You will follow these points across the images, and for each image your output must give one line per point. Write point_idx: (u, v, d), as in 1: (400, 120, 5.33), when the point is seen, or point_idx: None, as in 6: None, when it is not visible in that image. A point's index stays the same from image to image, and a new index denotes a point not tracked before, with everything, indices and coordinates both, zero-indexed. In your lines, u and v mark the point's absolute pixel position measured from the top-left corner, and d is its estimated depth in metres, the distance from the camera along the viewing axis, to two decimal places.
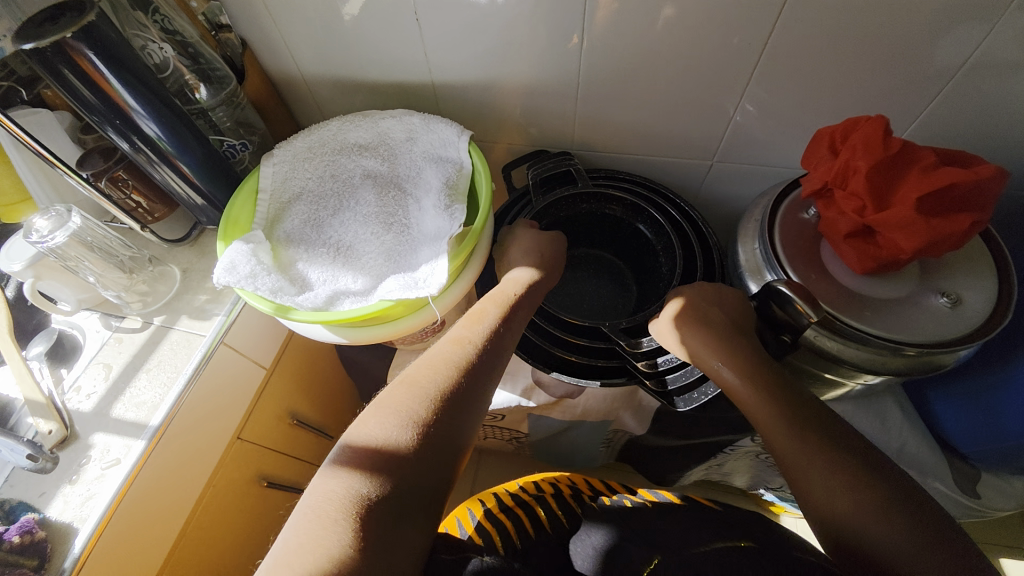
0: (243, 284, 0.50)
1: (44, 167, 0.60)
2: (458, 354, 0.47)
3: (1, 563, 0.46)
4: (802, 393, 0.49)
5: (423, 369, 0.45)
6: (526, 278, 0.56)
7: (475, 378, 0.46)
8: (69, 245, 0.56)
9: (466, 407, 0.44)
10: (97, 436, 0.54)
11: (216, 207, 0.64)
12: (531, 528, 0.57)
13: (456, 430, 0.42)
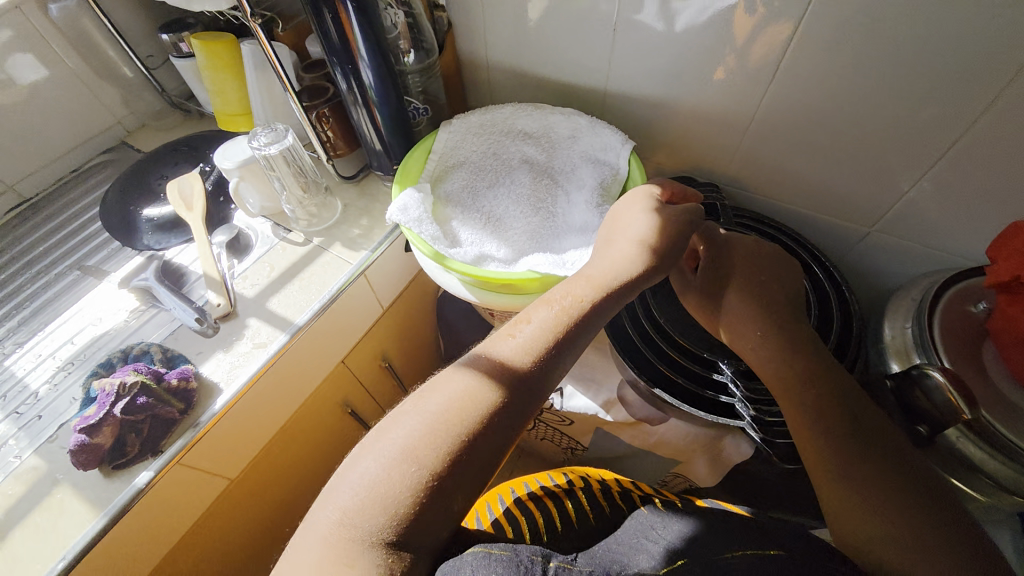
0: (412, 225, 0.56)
1: (269, 84, 0.69)
2: (517, 352, 0.42)
3: (161, 397, 0.54)
4: (857, 412, 0.44)
5: (459, 378, 0.41)
6: (615, 257, 0.49)
7: (539, 377, 0.42)
8: (275, 156, 0.66)
9: (516, 405, 0.40)
10: (251, 320, 0.63)
11: (389, 155, 0.72)
12: (557, 521, 0.57)
13: (510, 414, 0.39)
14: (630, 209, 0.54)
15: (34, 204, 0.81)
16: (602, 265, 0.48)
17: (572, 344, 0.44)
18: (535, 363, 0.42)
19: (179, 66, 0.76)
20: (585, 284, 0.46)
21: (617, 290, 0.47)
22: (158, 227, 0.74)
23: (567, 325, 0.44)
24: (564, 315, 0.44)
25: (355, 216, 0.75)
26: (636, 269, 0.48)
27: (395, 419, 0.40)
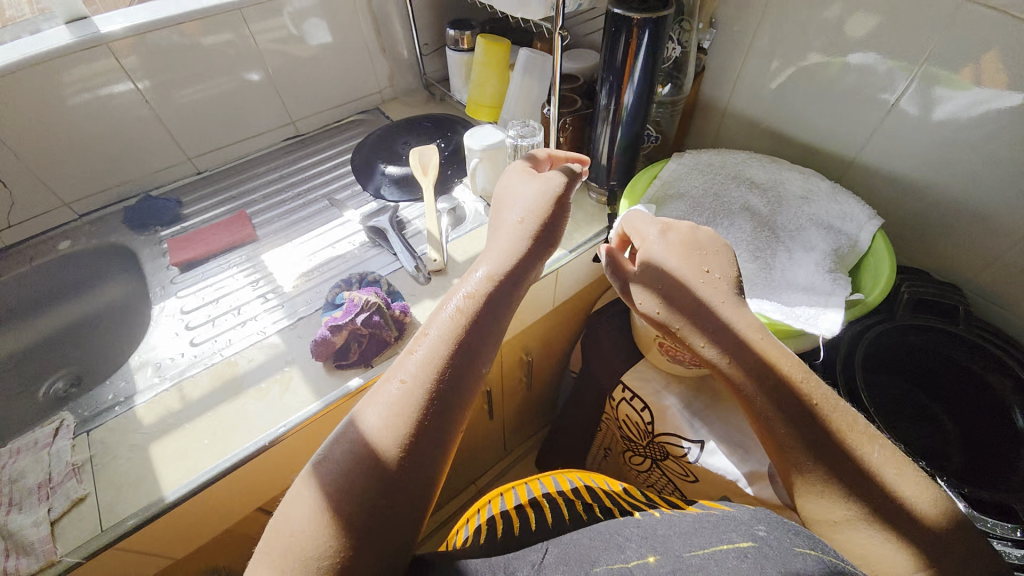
0: None
1: (529, 87, 0.78)
2: (439, 348, 0.44)
3: (387, 321, 0.62)
4: (810, 443, 0.43)
5: (403, 399, 0.41)
6: (505, 245, 0.51)
7: (462, 355, 0.44)
8: (519, 149, 0.74)
9: (456, 382, 0.43)
10: (458, 280, 0.71)
11: (609, 172, 0.76)
12: (528, 521, 0.57)
13: (460, 396, 0.43)
14: (517, 180, 0.57)
15: (303, 139, 1.00)
16: (497, 256, 0.50)
17: (493, 316, 0.47)
18: (464, 348, 0.44)
19: (450, 57, 0.89)
20: (481, 278, 0.48)
21: (504, 281, 0.48)
22: (393, 182, 0.87)
23: (475, 311, 0.46)
24: (461, 314, 0.46)
25: None
26: (528, 246, 0.51)
27: (346, 428, 0.41)
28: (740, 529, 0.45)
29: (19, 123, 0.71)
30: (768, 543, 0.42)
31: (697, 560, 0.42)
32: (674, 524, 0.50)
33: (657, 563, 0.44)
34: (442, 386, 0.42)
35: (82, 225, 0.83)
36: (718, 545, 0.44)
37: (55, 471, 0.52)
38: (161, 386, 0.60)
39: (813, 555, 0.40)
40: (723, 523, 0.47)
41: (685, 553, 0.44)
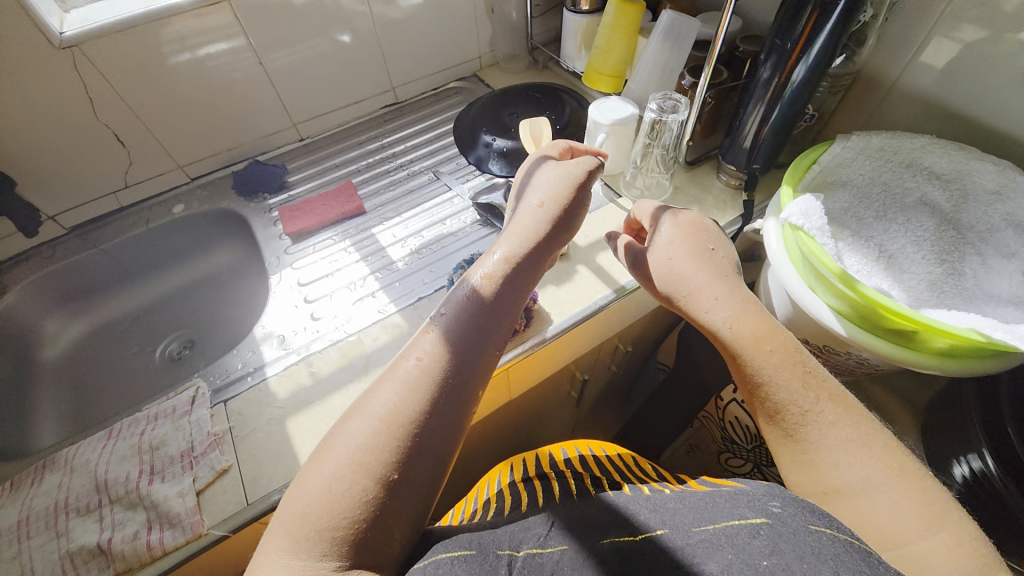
0: (813, 232, 0.52)
1: (668, 56, 0.71)
2: (455, 324, 0.45)
3: None
4: (793, 405, 0.41)
5: (417, 379, 0.41)
6: (524, 231, 0.51)
7: (474, 341, 0.44)
8: (659, 124, 0.66)
9: (466, 372, 0.43)
10: (581, 267, 0.66)
11: (752, 155, 0.68)
12: (538, 494, 0.53)
13: (471, 348, 0.44)
14: (537, 165, 0.58)
15: (401, 107, 0.96)
16: (514, 241, 0.51)
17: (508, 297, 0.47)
18: (470, 332, 0.44)
19: (569, 19, 0.82)
20: (498, 260, 0.49)
21: (518, 271, 0.48)
22: (502, 156, 0.82)
23: (499, 290, 0.47)
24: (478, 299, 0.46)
25: (686, 200, 0.72)
26: (545, 233, 0.51)
27: (358, 407, 0.41)
28: (752, 503, 0.38)
29: (137, 84, 0.70)
30: (785, 519, 0.35)
31: (706, 537, 0.36)
32: (684, 498, 0.44)
33: (667, 535, 0.38)
34: (451, 374, 0.42)
35: (193, 189, 0.83)
36: (725, 520, 0.38)
37: (198, 439, 0.52)
38: (289, 360, 0.59)
39: (829, 536, 0.34)
40: (733, 496, 0.40)
41: (692, 527, 0.38)
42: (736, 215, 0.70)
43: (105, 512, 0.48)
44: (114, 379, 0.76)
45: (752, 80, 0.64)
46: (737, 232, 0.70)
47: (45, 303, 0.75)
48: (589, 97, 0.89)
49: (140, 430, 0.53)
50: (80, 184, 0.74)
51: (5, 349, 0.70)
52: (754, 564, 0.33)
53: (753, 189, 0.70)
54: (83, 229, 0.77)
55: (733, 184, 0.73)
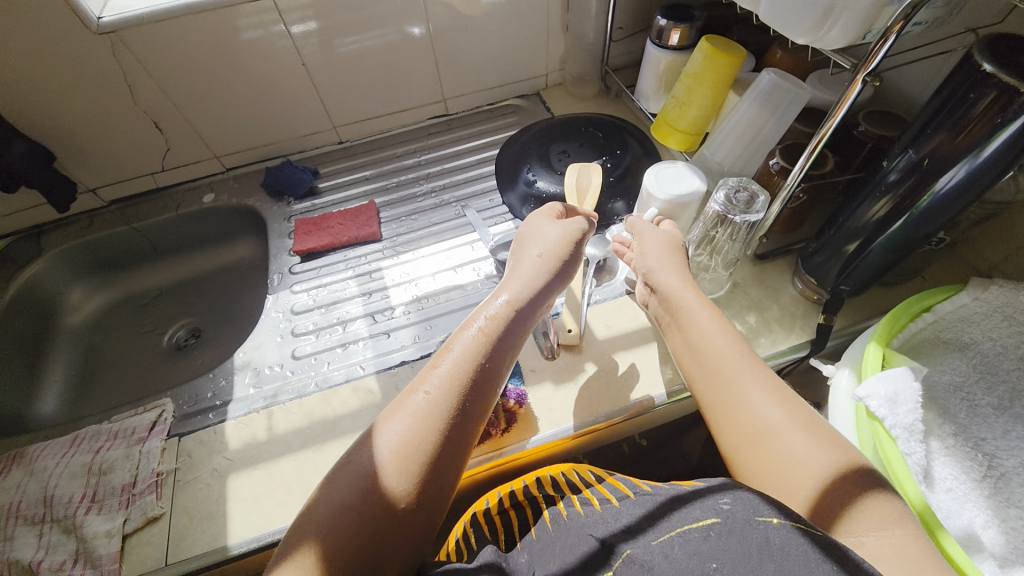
0: (892, 426, 0.40)
1: (761, 125, 0.56)
2: (475, 352, 0.42)
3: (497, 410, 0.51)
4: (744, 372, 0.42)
5: (428, 398, 0.39)
6: (528, 276, 0.47)
7: (485, 373, 0.41)
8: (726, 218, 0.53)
9: (482, 394, 0.41)
10: (590, 365, 0.56)
11: (844, 268, 0.53)
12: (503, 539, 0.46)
13: (483, 378, 0.41)
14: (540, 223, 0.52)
15: (450, 121, 0.88)
16: (525, 286, 0.46)
17: (523, 321, 0.45)
18: (496, 351, 0.42)
19: (650, 53, 0.68)
20: (503, 304, 0.45)
21: (529, 305, 0.45)
22: (539, 202, 0.72)
23: (508, 324, 0.44)
24: (488, 333, 0.43)
25: (743, 305, 0.58)
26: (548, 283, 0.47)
27: (369, 441, 0.38)
28: (706, 502, 0.36)
29: (177, 72, 0.68)
30: (734, 516, 0.33)
31: (660, 549, 0.34)
32: (633, 507, 0.41)
33: (631, 558, 0.35)
34: (477, 380, 0.41)
35: (227, 179, 0.82)
36: (681, 527, 0.35)
37: (141, 476, 0.50)
38: (254, 404, 0.56)
39: (780, 526, 0.31)
40: (680, 499, 0.38)
41: (653, 542, 0.36)
42: (804, 340, 0.56)
43: (43, 530, 0.48)
44: (124, 355, 0.78)
45: (870, 176, 0.48)
46: (800, 361, 0.56)
47: (76, 270, 0.79)
48: (658, 146, 0.76)
49: (97, 448, 0.52)
50: (121, 163, 0.75)
51: (32, 311, 0.74)
52: (703, 566, 0.31)
53: (834, 313, 0.55)
54: (122, 204, 0.80)
55: (809, 297, 0.58)
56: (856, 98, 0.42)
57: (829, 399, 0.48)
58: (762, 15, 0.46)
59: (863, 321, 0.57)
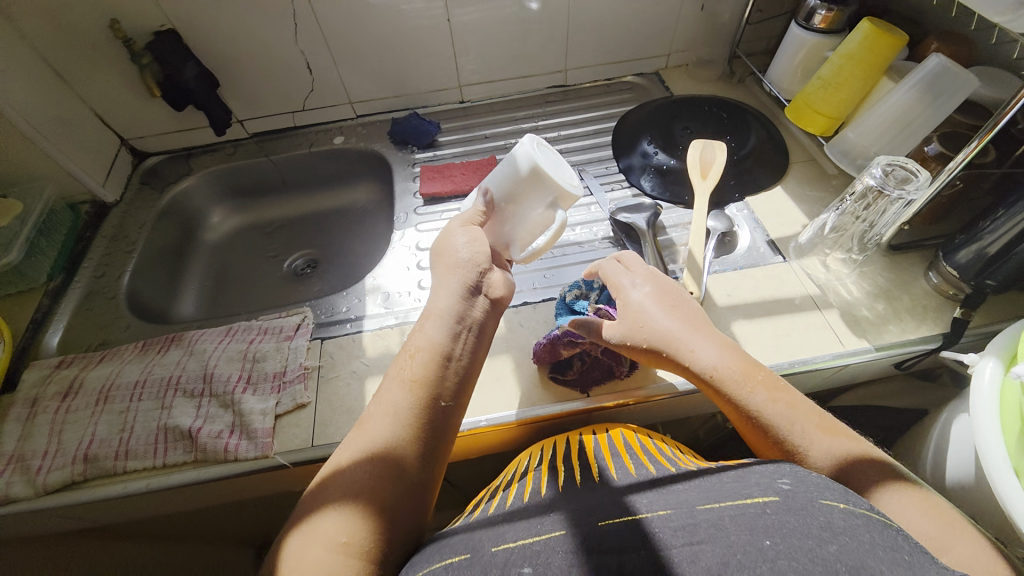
0: None
1: (917, 112, 0.56)
2: (407, 373, 0.46)
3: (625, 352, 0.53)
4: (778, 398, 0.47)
5: (386, 411, 0.44)
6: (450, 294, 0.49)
7: (428, 392, 0.45)
8: (875, 197, 0.53)
9: (444, 392, 0.45)
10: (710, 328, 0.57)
11: (990, 265, 0.51)
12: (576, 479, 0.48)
13: (426, 395, 0.44)
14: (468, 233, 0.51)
15: (567, 91, 0.91)
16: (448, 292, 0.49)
17: (469, 324, 0.48)
18: (448, 356, 0.46)
19: (795, 35, 0.68)
20: (424, 335, 0.47)
21: (467, 305, 0.48)
22: (657, 172, 0.73)
23: (439, 335, 0.47)
24: (422, 352, 0.46)
25: (870, 291, 0.58)
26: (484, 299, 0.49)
27: (346, 452, 0.43)
28: (762, 482, 0.41)
29: (335, 18, 0.73)
30: (794, 497, 0.37)
31: (710, 516, 0.37)
32: (690, 480, 0.44)
33: (669, 517, 0.39)
34: (432, 385, 0.45)
35: (356, 125, 0.88)
36: (737, 498, 0.39)
37: (291, 367, 0.56)
38: (386, 321, 0.61)
39: (842, 508, 0.35)
40: (742, 474, 0.42)
41: (697, 506, 0.39)
42: (936, 333, 0.54)
43: (203, 401, 0.53)
44: (248, 274, 0.85)
45: None
46: (930, 354, 0.54)
47: (217, 192, 0.87)
48: (783, 131, 0.75)
49: (250, 339, 0.59)
50: (270, 99, 0.83)
51: (178, 223, 0.83)
52: (757, 541, 0.34)
53: (974, 308, 0.53)
54: (260, 138, 0.88)
55: (945, 292, 0.56)
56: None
57: (971, 391, 0.46)
58: None
59: (1005, 320, 0.54)
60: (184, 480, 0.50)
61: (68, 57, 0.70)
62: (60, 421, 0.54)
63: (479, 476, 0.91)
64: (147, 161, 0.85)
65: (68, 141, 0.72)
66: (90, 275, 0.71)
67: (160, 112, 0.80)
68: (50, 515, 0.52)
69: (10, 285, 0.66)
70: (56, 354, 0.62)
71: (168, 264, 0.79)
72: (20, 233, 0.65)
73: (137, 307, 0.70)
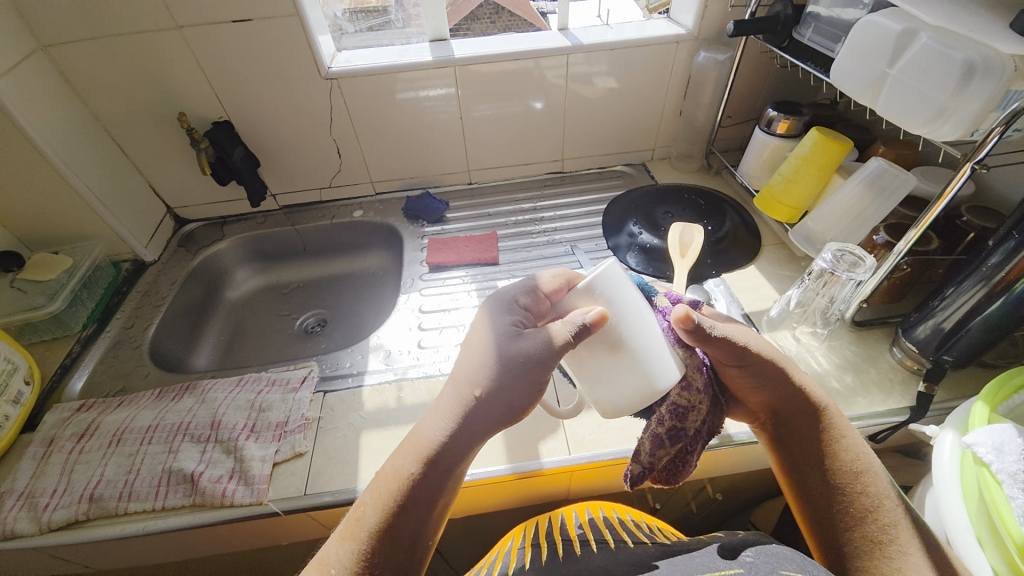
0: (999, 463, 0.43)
1: (866, 204, 0.64)
2: (378, 518, 0.41)
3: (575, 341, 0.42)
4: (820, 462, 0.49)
5: (359, 523, 0.42)
6: (445, 410, 0.45)
7: (424, 495, 0.42)
8: (830, 277, 0.59)
9: (424, 519, 0.42)
10: None
11: (938, 346, 0.56)
12: (559, 552, 0.50)
13: (423, 498, 0.42)
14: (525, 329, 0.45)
15: (563, 177, 1.02)
16: (505, 397, 0.43)
17: (455, 449, 0.43)
18: (442, 464, 0.43)
19: (758, 138, 0.79)
20: (414, 449, 0.44)
21: (453, 446, 0.43)
22: (642, 250, 0.80)
23: (416, 480, 0.42)
24: (396, 493, 0.42)
25: (839, 363, 0.62)
26: (462, 424, 0.44)
27: None
28: (732, 557, 0.43)
29: (366, 114, 0.86)
30: None
31: None
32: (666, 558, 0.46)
33: None
34: (406, 514, 0.41)
35: (375, 200, 0.99)
36: (710, 573, 0.41)
37: (293, 417, 0.60)
38: (385, 376, 0.65)
39: None
40: (714, 551, 0.45)
41: None
42: (903, 406, 0.57)
43: (208, 447, 0.57)
44: (261, 331, 0.91)
45: (972, 260, 0.54)
46: (900, 426, 0.57)
47: (244, 255, 0.96)
48: (755, 218, 0.84)
49: (258, 390, 0.63)
50: (304, 178, 0.95)
51: (205, 281, 0.91)
52: None
53: (936, 382, 0.56)
54: (288, 210, 0.99)
55: (909, 366, 0.60)
56: (955, 194, 0.48)
57: (935, 460, 0.50)
58: (880, 108, 0.57)
59: (966, 394, 0.58)
60: (179, 524, 0.52)
61: (136, 138, 0.83)
62: (71, 461, 0.57)
63: (467, 546, 0.89)
64: (186, 226, 0.96)
65: (123, 207, 0.83)
66: (121, 325, 0.77)
67: (204, 184, 0.91)
68: (47, 554, 0.53)
69: (48, 331, 0.72)
70: (79, 397, 0.67)
71: (192, 318, 0.86)
72: (67, 285, 0.73)
73: (157, 357, 0.75)
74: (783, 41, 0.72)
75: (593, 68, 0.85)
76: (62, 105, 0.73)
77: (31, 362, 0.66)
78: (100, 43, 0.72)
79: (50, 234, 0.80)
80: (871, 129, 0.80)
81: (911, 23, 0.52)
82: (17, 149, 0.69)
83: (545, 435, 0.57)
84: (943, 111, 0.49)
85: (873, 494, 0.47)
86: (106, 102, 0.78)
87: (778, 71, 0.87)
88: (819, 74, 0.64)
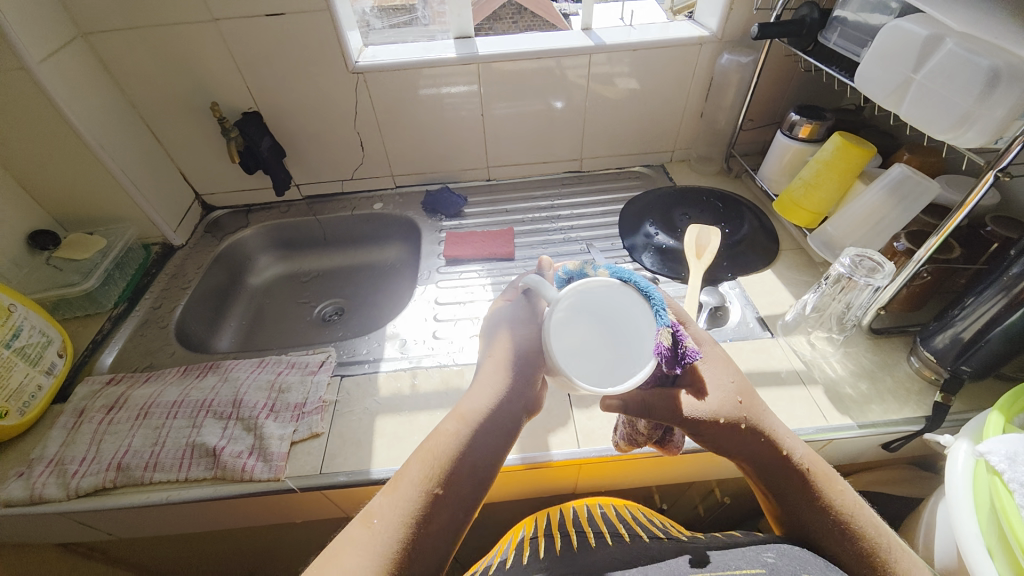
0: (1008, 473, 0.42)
1: (886, 211, 0.63)
2: (426, 476, 0.40)
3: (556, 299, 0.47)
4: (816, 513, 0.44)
5: (403, 482, 0.40)
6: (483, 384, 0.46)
7: (466, 460, 0.41)
8: (848, 283, 0.59)
9: (465, 485, 0.41)
10: None
11: (955, 356, 0.55)
12: (572, 543, 0.51)
13: (468, 463, 0.41)
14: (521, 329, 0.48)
15: (581, 176, 1.02)
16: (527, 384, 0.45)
17: (495, 421, 0.44)
18: (486, 430, 0.43)
19: (780, 142, 0.78)
20: (459, 416, 0.44)
21: (500, 410, 0.44)
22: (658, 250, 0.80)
23: (465, 442, 0.42)
24: (442, 455, 0.41)
25: (854, 370, 0.62)
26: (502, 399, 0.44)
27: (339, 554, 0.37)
28: (748, 557, 0.43)
29: (389, 108, 0.88)
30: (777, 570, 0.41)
31: None
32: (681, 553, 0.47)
33: None
34: (450, 477, 0.41)
35: (395, 193, 1.01)
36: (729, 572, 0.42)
37: (311, 399, 0.62)
38: (400, 364, 0.67)
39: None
40: (732, 551, 0.45)
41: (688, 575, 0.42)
42: (919, 416, 0.57)
43: (229, 424, 0.59)
44: (281, 316, 0.94)
45: (994, 270, 0.53)
46: (915, 435, 0.57)
47: (267, 243, 0.99)
48: (774, 222, 0.83)
49: (278, 372, 0.65)
50: (327, 169, 0.97)
51: (229, 266, 0.94)
52: None
53: (953, 393, 0.56)
54: (311, 200, 1.01)
55: (926, 375, 0.59)
56: (978, 202, 0.48)
57: (948, 469, 0.50)
58: (903, 113, 0.57)
59: (984, 406, 0.58)
60: (199, 495, 0.54)
61: (168, 126, 0.86)
62: (100, 431, 0.59)
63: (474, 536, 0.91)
64: (213, 213, 0.99)
65: (154, 191, 0.86)
66: (148, 305, 0.80)
67: (231, 172, 0.94)
68: (75, 518, 0.56)
69: (81, 308, 0.75)
70: (108, 371, 0.70)
71: (216, 301, 0.89)
72: (100, 264, 0.76)
73: (182, 336, 0.78)
74: (808, 44, 0.72)
75: (614, 68, 0.86)
76: (101, 91, 0.77)
77: (64, 336, 0.69)
78: (138, 32, 0.75)
79: (85, 216, 0.83)
80: (896, 136, 0.79)
81: (938, 28, 0.52)
82: (58, 133, 0.72)
83: (555, 427, 0.58)
84: (967, 117, 0.49)
85: (873, 537, 0.43)
86: (141, 90, 0.81)
87: (802, 75, 0.86)
88: (843, 79, 0.64)
